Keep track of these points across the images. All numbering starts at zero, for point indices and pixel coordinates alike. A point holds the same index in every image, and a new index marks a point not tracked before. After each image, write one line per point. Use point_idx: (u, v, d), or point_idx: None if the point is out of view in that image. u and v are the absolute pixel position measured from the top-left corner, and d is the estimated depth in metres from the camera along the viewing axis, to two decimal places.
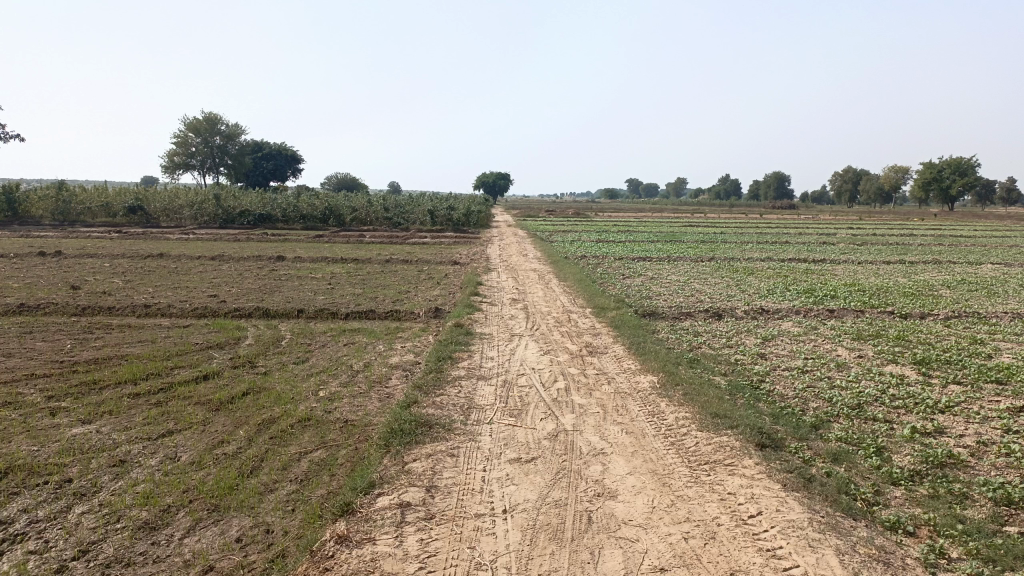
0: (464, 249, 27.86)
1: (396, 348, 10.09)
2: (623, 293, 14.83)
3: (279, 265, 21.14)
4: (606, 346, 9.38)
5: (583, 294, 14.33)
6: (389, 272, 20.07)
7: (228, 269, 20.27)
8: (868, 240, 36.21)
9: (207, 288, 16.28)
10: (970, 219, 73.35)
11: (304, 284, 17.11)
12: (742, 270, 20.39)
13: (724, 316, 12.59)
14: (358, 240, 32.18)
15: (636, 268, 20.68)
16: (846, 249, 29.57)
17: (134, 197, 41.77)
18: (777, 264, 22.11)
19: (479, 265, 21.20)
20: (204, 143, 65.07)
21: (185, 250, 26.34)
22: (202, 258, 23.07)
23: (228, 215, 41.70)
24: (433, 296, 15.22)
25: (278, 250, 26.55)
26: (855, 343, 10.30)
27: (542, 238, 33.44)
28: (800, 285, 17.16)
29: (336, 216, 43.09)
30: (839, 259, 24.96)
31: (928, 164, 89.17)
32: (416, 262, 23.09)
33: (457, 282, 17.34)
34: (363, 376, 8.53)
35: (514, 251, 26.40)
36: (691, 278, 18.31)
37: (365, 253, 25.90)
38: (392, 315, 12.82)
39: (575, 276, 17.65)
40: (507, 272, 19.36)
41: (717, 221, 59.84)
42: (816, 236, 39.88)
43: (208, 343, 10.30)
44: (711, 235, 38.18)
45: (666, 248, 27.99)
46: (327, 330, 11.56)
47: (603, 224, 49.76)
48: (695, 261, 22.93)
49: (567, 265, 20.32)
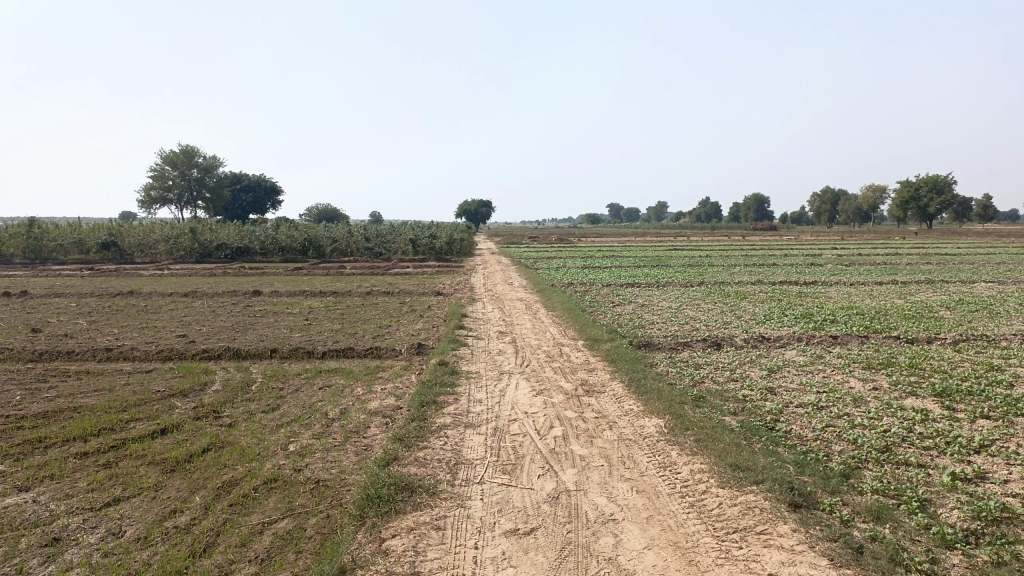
0: (447, 278, 27.18)
1: (375, 391, 9.31)
2: (615, 322, 14.18)
3: (255, 300, 20.33)
4: (602, 384, 8.67)
5: (573, 325, 13.66)
6: (369, 305, 19.33)
7: (201, 305, 19.43)
8: (854, 260, 35.93)
9: (176, 327, 15.44)
10: (949, 237, 73.81)
11: (280, 321, 16.31)
12: (734, 294, 19.83)
13: (723, 345, 11.94)
14: (338, 272, 31.44)
15: (625, 294, 20.07)
16: (834, 270, 29.18)
17: (107, 232, 40.78)
18: (768, 288, 21.58)
19: (463, 295, 20.54)
20: (181, 177, 64.18)
21: (158, 286, 25.50)
22: (174, 295, 22.19)
23: (205, 248, 40.81)
24: (416, 330, 14.50)
25: (255, 283, 25.74)
26: (867, 373, 9.67)
27: (527, 265, 32.85)
28: (796, 309, 16.60)
29: (316, 247, 42.30)
30: (829, 280, 24.53)
31: (906, 183, 89.97)
32: (397, 293, 22.36)
33: (440, 314, 16.62)
34: (338, 424, 7.76)
35: (499, 280, 25.77)
36: (682, 304, 17.74)
37: (345, 286, 25.12)
38: (372, 353, 12.05)
39: (563, 304, 17.01)
40: (493, 302, 18.70)
41: (700, 244, 59.74)
42: (802, 257, 39.59)
43: (170, 392, 9.47)
44: (697, 258, 37.76)
45: (654, 273, 27.50)
46: (301, 372, 10.77)
47: (587, 249, 49.30)
48: (684, 286, 22.38)
49: (555, 294, 19.68)
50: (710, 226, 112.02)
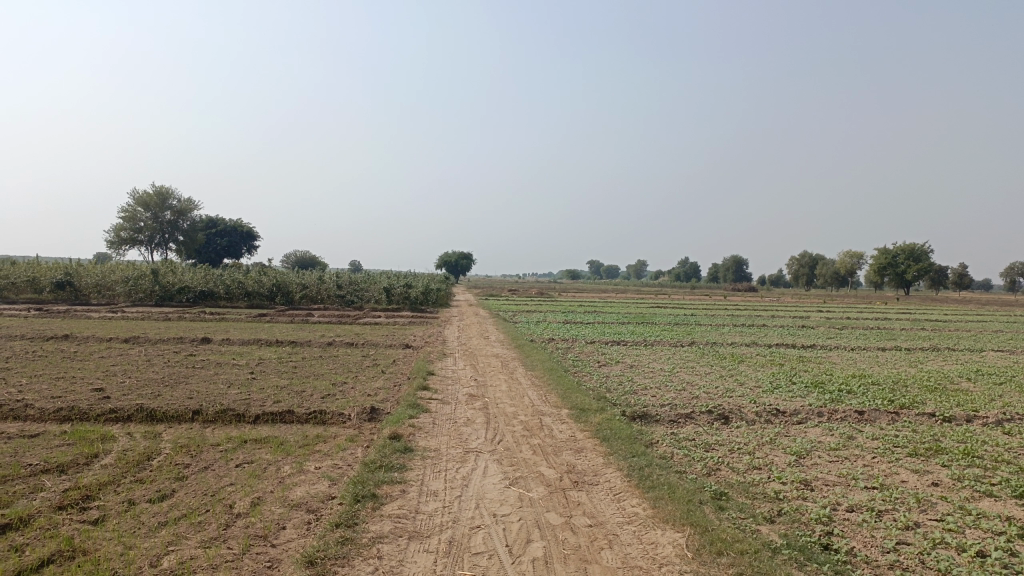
0: (418, 330, 25.31)
1: (306, 473, 7.32)
2: (603, 386, 12.34)
3: (200, 349, 18.26)
4: (594, 472, 6.76)
5: (556, 388, 11.78)
6: (329, 358, 17.37)
7: (137, 353, 17.33)
8: (845, 324, 34.44)
9: (96, 379, 13.37)
10: (928, 303, 73.25)
11: (220, 374, 14.28)
12: (731, 356, 18.10)
13: (733, 419, 10.10)
14: (303, 320, 29.43)
15: (611, 353, 18.31)
16: (828, 333, 27.73)
17: (63, 271, 38.57)
18: (766, 350, 19.88)
19: (434, 349, 18.66)
20: (153, 218, 62.14)
21: (100, 330, 23.36)
22: (113, 340, 20.09)
23: (166, 291, 38.70)
24: (374, 390, 12.52)
25: (208, 330, 23.65)
26: (917, 464, 7.85)
27: (504, 319, 31.06)
28: (803, 376, 14.85)
29: (284, 293, 40.24)
30: (828, 344, 22.93)
31: (883, 250, 89.97)
32: (362, 345, 20.38)
33: (404, 371, 14.70)
34: (243, 524, 5.76)
35: (474, 333, 23.96)
36: (675, 366, 15.97)
37: (306, 335, 23.13)
38: (316, 418, 10.04)
39: (544, 363, 15.16)
40: (466, 357, 16.84)
41: (682, 302, 58.50)
42: (790, 319, 38.15)
43: (44, 468, 7.41)
44: (681, 317, 36.19)
45: (640, 331, 25.79)
46: (223, 441, 8.75)
47: (567, 304, 47.48)
48: (674, 346, 20.65)
49: (534, 350, 17.83)
50: (690, 285, 111.46)
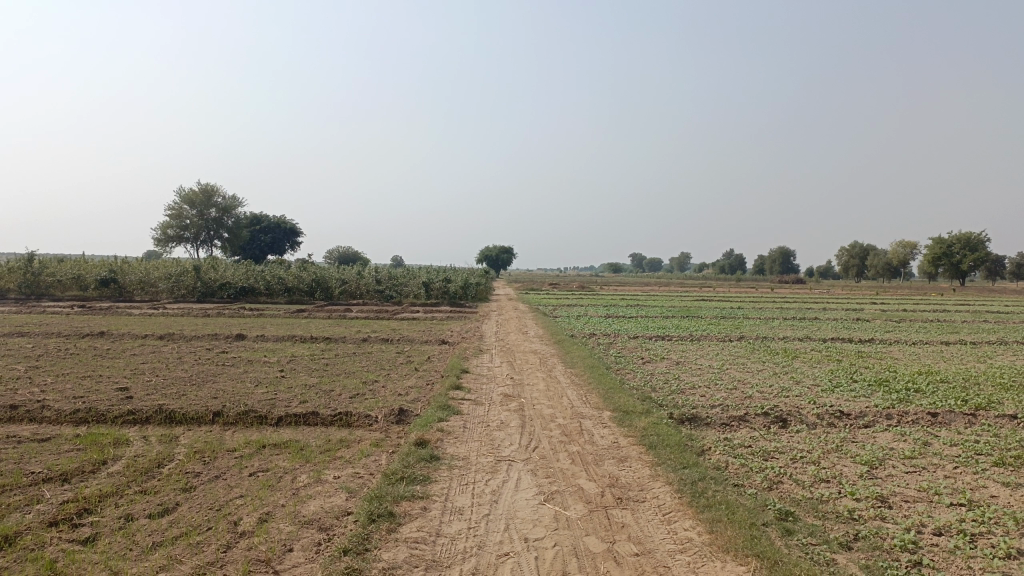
0: (456, 326, 24.73)
1: (323, 483, 6.71)
2: (648, 385, 11.54)
3: (233, 346, 17.94)
4: (641, 486, 6.00)
5: (597, 387, 11.02)
6: (362, 355, 16.88)
7: (169, 351, 17.05)
8: (901, 316, 32.89)
9: (123, 378, 13.03)
10: (985, 293, 70.30)
11: (249, 372, 13.85)
12: (783, 352, 17.08)
13: (791, 423, 9.23)
14: (340, 316, 29.10)
15: (655, 349, 17.47)
16: (885, 327, 26.36)
17: (107, 269, 38.98)
18: (820, 346, 18.78)
19: (471, 346, 18.03)
20: (198, 216, 62.82)
21: (137, 327, 23.25)
22: (148, 337, 19.91)
23: (207, 288, 38.87)
24: (405, 389, 11.92)
25: (244, 327, 23.39)
26: (1008, 475, 6.91)
27: (545, 313, 30.34)
28: (864, 373, 13.82)
29: (323, 288, 40.08)
30: (886, 338, 21.67)
31: (937, 239, 86.70)
32: (397, 341, 19.86)
33: (438, 368, 14.08)
34: (244, 545, 5.16)
35: (513, 329, 23.27)
36: (724, 363, 15.06)
37: (342, 331, 22.71)
38: (340, 420, 9.46)
39: (584, 360, 14.39)
40: (503, 354, 16.17)
41: (727, 295, 57.07)
42: (842, 311, 36.64)
43: (47, 477, 6.94)
44: (727, 310, 34.98)
45: (685, 325, 24.80)
46: (240, 446, 8.21)
47: (609, 298, 46.51)
48: (721, 340, 19.67)
49: (574, 346, 17.07)
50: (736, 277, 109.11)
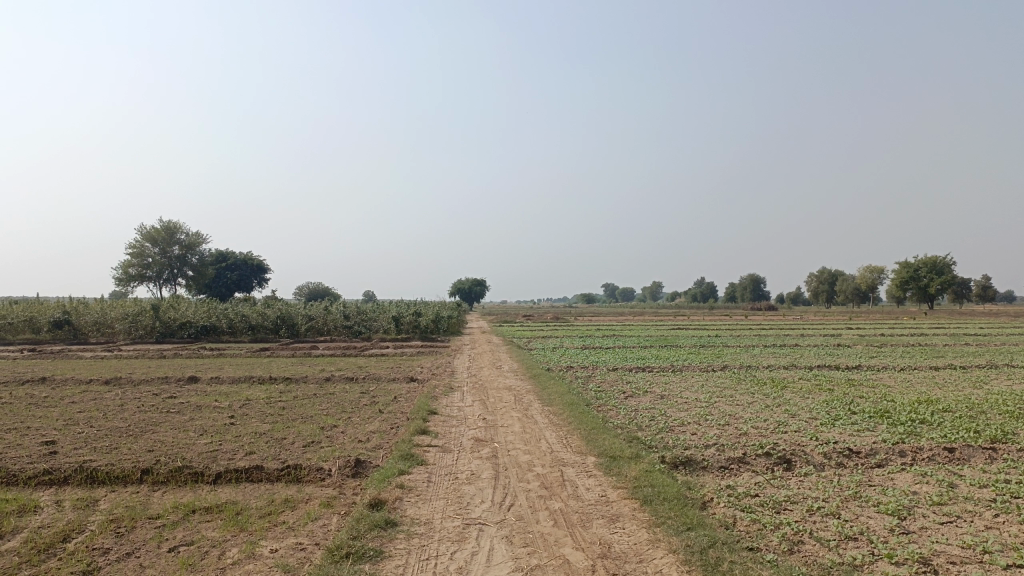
0: (426, 362, 23.57)
1: (256, 560, 5.56)
2: (633, 424, 10.52)
3: (184, 389, 16.62)
4: (639, 557, 4.95)
5: (578, 427, 9.97)
6: (324, 395, 15.66)
7: (112, 396, 15.69)
8: (881, 341, 32.34)
9: (52, 429, 11.70)
10: (953, 317, 70.60)
11: (196, 419, 12.57)
12: (771, 382, 16.17)
13: (797, 464, 8.25)
14: (305, 354, 27.80)
15: (636, 382, 16.47)
16: (867, 353, 25.71)
17: (61, 310, 37.26)
18: (807, 375, 17.90)
19: (441, 383, 16.90)
20: (162, 254, 61.10)
21: (84, 370, 21.75)
22: (93, 382, 18.48)
23: (168, 327, 37.30)
24: (367, 434, 10.76)
25: (200, 368, 22.02)
26: None
27: (519, 346, 29.29)
28: (861, 403, 12.94)
29: (289, 325, 38.70)
30: (871, 365, 20.93)
31: (905, 264, 87.32)
32: (362, 380, 18.64)
33: (404, 409, 12.93)
34: None
35: (486, 363, 22.18)
36: (711, 396, 14.10)
37: (304, 370, 21.43)
38: (289, 474, 8.28)
39: (562, 396, 13.34)
40: (475, 391, 15.08)
41: (702, 324, 56.48)
42: (819, 337, 36.10)
43: None
44: (705, 339, 34.14)
45: (665, 355, 23.88)
46: (167, 511, 7.02)
47: (584, 329, 45.51)
48: (704, 371, 18.74)
49: (550, 381, 16.00)
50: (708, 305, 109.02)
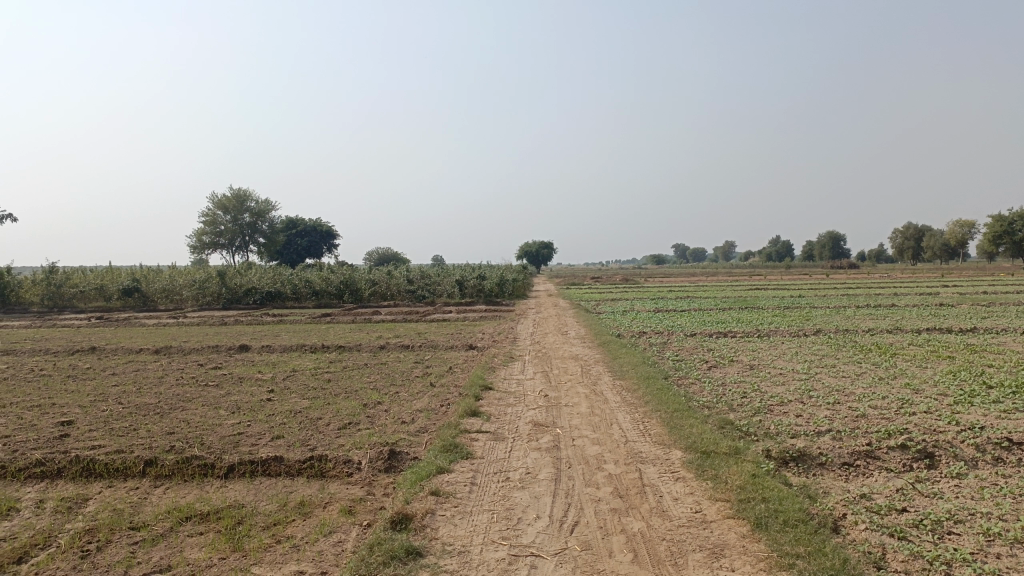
0: (489, 327, 22.18)
1: None
2: (724, 404, 8.83)
3: (231, 359, 15.67)
4: None
5: (658, 408, 8.34)
6: (375, 365, 14.42)
7: (155, 367, 14.83)
8: (989, 300, 29.24)
9: (77, 406, 10.75)
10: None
11: (232, 394, 11.47)
12: (876, 349, 14.08)
13: (945, 462, 6.46)
14: (365, 320, 26.84)
15: (719, 349, 14.66)
16: (976, 313, 22.99)
17: (130, 278, 37.40)
18: (917, 340, 15.65)
19: (501, 352, 15.46)
20: (232, 221, 61.48)
21: (140, 339, 21.20)
22: (144, 351, 17.79)
23: (233, 294, 37.09)
24: (412, 414, 9.39)
25: (256, 336, 21.18)
26: None
27: (587, 309, 27.66)
28: (996, 376, 10.83)
29: (352, 290, 37.95)
30: (987, 327, 18.43)
31: (999, 216, 80.97)
32: (419, 349, 17.36)
33: (457, 382, 11.53)
34: None
35: (552, 329, 20.63)
36: (810, 366, 12.21)
37: (360, 338, 20.33)
38: (310, 467, 6.97)
39: (636, 368, 11.68)
40: (538, 361, 13.59)
41: (782, 283, 53.40)
42: (914, 296, 33.07)
43: None
44: (788, 300, 31.66)
45: (746, 318, 21.84)
46: (156, 519, 5.77)
47: (656, 291, 43.31)
48: (794, 337, 16.73)
49: (621, 349, 14.34)
50: (786, 264, 104.49)
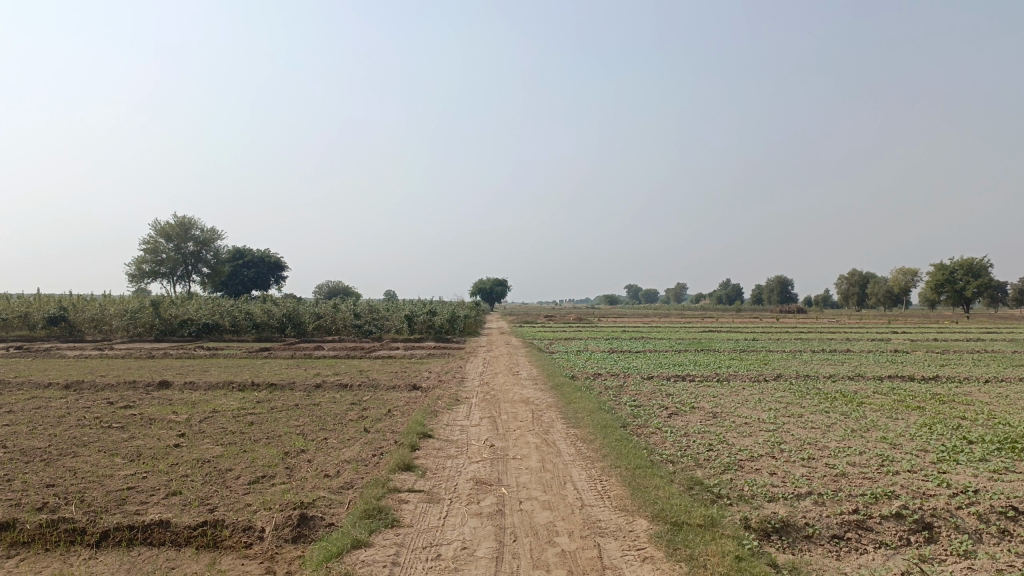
0: (436, 366, 21.01)
1: None
2: (690, 460, 7.88)
3: (148, 396, 14.22)
4: None
5: (617, 465, 7.33)
6: (306, 407, 13.14)
7: (59, 405, 13.30)
8: (940, 347, 29.18)
9: None
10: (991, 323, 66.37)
11: (136, 438, 10.11)
12: (842, 398, 13.36)
13: (949, 537, 5.57)
14: (305, 355, 25.37)
15: (677, 394, 13.79)
16: (931, 360, 22.70)
17: (57, 305, 35.21)
18: (881, 388, 15.01)
19: (446, 393, 14.33)
20: (175, 250, 59.17)
21: (54, 372, 19.44)
22: (53, 386, 16.15)
23: (168, 325, 35.19)
24: (338, 466, 8.22)
25: (184, 371, 19.61)
26: None
27: (539, 349, 26.71)
28: (973, 429, 10.12)
29: (295, 324, 36.33)
30: (946, 375, 18.00)
31: (939, 266, 82.96)
32: (357, 389, 16.11)
33: (394, 428, 10.38)
34: None
35: (503, 369, 19.57)
36: (776, 415, 11.37)
37: (296, 375, 18.93)
38: (202, 535, 5.76)
39: (592, 414, 10.69)
40: (486, 405, 12.53)
41: (733, 326, 53.31)
42: (864, 342, 32.97)
43: None
44: (742, 343, 31.14)
45: (703, 361, 21.11)
46: None
47: (609, 331, 42.58)
48: (754, 382, 15.98)
49: (575, 393, 13.36)
50: (735, 308, 105.45)
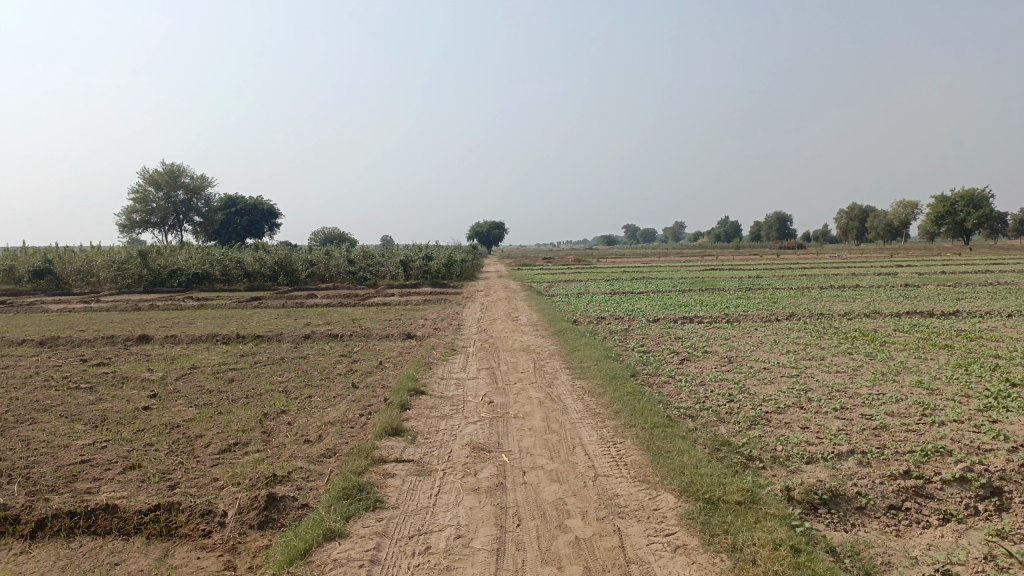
0: (431, 313, 20.18)
1: None
2: (712, 414, 7.05)
3: (126, 352, 13.40)
4: None
5: (632, 424, 6.50)
6: (292, 360, 12.31)
7: (30, 364, 12.47)
8: (949, 280, 28.32)
9: None
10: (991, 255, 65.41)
11: (104, 400, 9.28)
12: (863, 337, 12.52)
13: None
14: (296, 304, 24.52)
15: (687, 337, 12.98)
16: (943, 294, 21.90)
17: (43, 258, 34.21)
18: (900, 325, 14.19)
19: (441, 342, 13.50)
20: (164, 199, 57.80)
21: (34, 327, 18.59)
22: (29, 343, 15.33)
23: (157, 276, 34.26)
24: (319, 429, 7.39)
25: (167, 324, 18.74)
26: None
27: (537, 292, 25.89)
28: (1012, 370, 9.31)
29: (288, 272, 35.36)
30: (963, 309, 17.19)
31: (940, 198, 81.68)
32: (349, 339, 15.29)
33: (384, 383, 9.55)
34: None
35: (501, 314, 18.75)
36: (796, 359, 10.55)
37: (285, 326, 18.09)
38: (154, 522, 4.94)
39: (598, 363, 9.86)
40: (484, 354, 11.71)
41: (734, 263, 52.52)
42: (870, 276, 32.12)
43: None
44: (746, 281, 30.29)
45: (708, 300, 20.29)
46: None
47: (608, 271, 41.74)
48: (765, 322, 15.15)
49: (578, 338, 12.53)
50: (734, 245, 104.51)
